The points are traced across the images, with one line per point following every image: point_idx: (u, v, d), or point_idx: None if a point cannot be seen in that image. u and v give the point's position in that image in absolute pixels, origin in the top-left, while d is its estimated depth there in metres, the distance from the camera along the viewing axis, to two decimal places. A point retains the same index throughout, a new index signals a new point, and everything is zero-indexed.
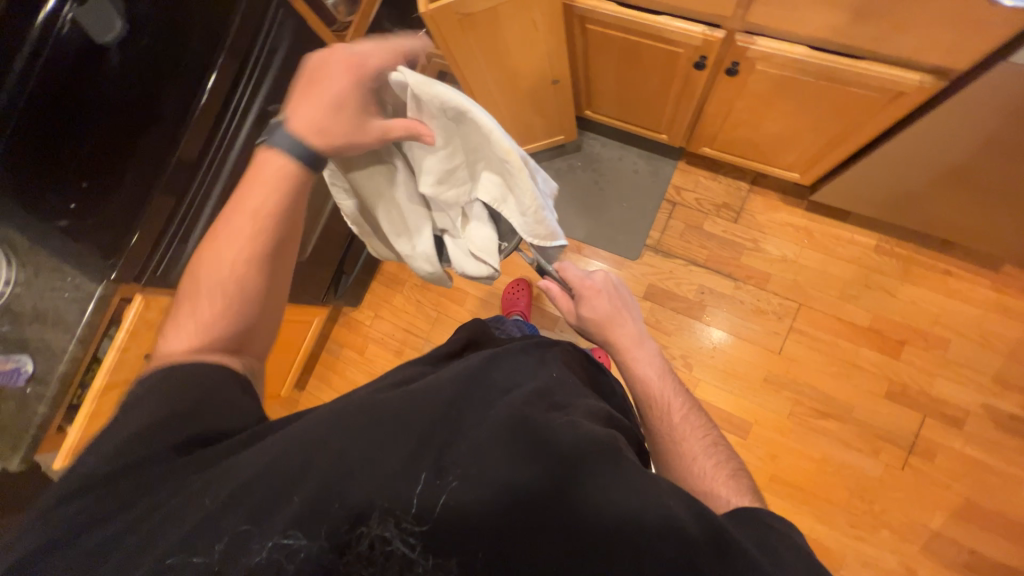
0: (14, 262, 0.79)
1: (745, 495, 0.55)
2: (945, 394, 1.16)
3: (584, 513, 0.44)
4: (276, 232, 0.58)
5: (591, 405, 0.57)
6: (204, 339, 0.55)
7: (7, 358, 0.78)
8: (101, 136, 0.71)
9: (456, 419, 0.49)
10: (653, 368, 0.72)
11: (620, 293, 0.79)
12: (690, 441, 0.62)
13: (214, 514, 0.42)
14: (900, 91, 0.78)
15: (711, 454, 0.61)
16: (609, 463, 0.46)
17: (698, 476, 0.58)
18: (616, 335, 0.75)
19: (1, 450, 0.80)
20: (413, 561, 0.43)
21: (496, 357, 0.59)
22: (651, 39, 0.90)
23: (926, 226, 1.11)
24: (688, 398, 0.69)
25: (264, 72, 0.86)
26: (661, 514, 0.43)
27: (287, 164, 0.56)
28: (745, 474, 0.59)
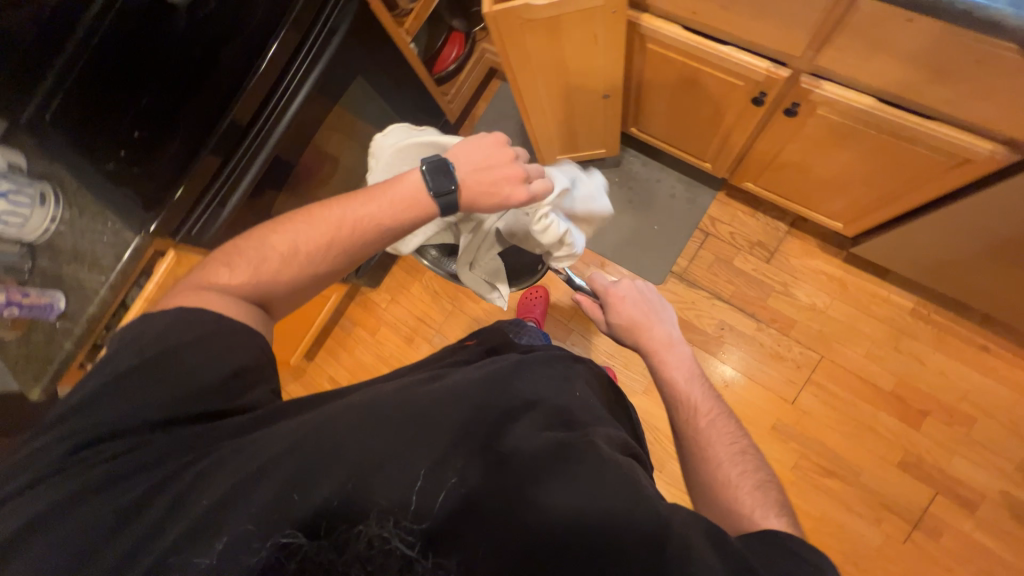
0: (62, 201, 0.85)
1: (772, 508, 0.54)
2: (961, 474, 1.11)
3: (602, 536, 0.42)
4: (357, 240, 0.64)
5: (611, 431, 0.55)
6: (250, 284, 0.59)
7: (42, 293, 0.81)
8: (161, 91, 0.72)
9: (475, 429, 0.48)
10: (685, 370, 0.70)
11: (647, 297, 0.79)
12: (717, 447, 0.60)
13: (220, 505, 0.42)
14: (966, 157, 0.74)
15: (737, 461, 0.59)
16: (626, 487, 0.45)
17: (725, 484, 0.57)
18: (646, 337, 0.75)
19: (25, 379, 0.84)
20: (413, 561, 0.41)
21: (521, 365, 0.58)
22: (711, 68, 0.88)
23: (969, 297, 1.06)
24: (719, 404, 0.66)
25: (322, 46, 0.87)
26: (680, 546, 0.41)
27: (418, 195, 0.66)
28: (774, 487, 0.57)
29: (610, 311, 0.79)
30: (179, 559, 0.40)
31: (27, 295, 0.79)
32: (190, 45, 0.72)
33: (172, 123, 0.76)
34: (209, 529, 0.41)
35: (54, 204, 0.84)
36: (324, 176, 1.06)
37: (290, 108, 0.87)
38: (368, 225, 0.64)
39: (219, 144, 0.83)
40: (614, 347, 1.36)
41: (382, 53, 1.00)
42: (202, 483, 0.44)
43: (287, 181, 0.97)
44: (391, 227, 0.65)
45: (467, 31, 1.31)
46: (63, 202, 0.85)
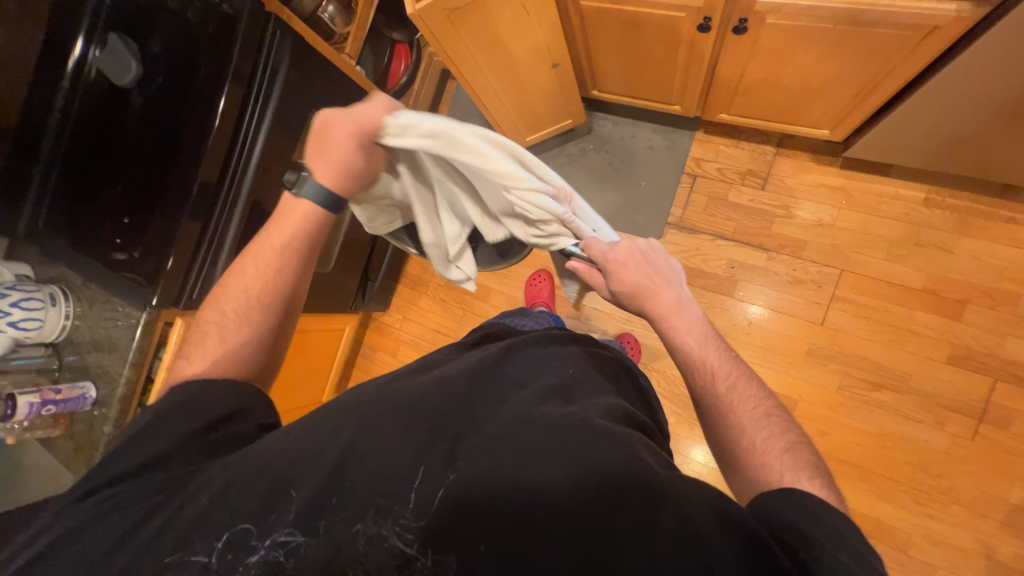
0: (72, 297, 0.91)
1: (804, 471, 0.51)
2: (1017, 356, 1.05)
3: (589, 503, 0.44)
4: (298, 260, 0.65)
5: (607, 401, 0.57)
6: (227, 359, 0.59)
7: (74, 386, 0.87)
8: (132, 174, 0.82)
9: (467, 414, 0.52)
10: (694, 337, 0.65)
11: (651, 257, 0.71)
12: (740, 412, 0.58)
13: (216, 500, 0.46)
14: (934, 25, 0.71)
15: (762, 426, 0.56)
16: (616, 456, 0.46)
17: (749, 449, 0.55)
18: (653, 303, 0.68)
19: (80, 467, 0.89)
20: (413, 559, 0.44)
21: (512, 350, 0.61)
22: (649, 8, 0.86)
23: (982, 171, 0.99)
24: (739, 365, 0.63)
25: (270, 86, 0.87)
26: (674, 515, 0.42)
27: (314, 207, 0.64)
28: (806, 448, 0.54)
29: (613, 278, 0.70)
30: (176, 558, 0.44)
31: (60, 391, 0.85)
32: (147, 125, 0.81)
33: (148, 201, 0.82)
34: (207, 527, 0.45)
35: (65, 302, 0.91)
36: None
37: (253, 154, 0.87)
38: (279, 247, 0.64)
39: (195, 209, 0.83)
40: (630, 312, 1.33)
41: (330, 82, 1.01)
42: (198, 488, 0.47)
43: None
44: (312, 238, 0.65)
45: (410, 40, 1.31)
46: (73, 297, 0.92)
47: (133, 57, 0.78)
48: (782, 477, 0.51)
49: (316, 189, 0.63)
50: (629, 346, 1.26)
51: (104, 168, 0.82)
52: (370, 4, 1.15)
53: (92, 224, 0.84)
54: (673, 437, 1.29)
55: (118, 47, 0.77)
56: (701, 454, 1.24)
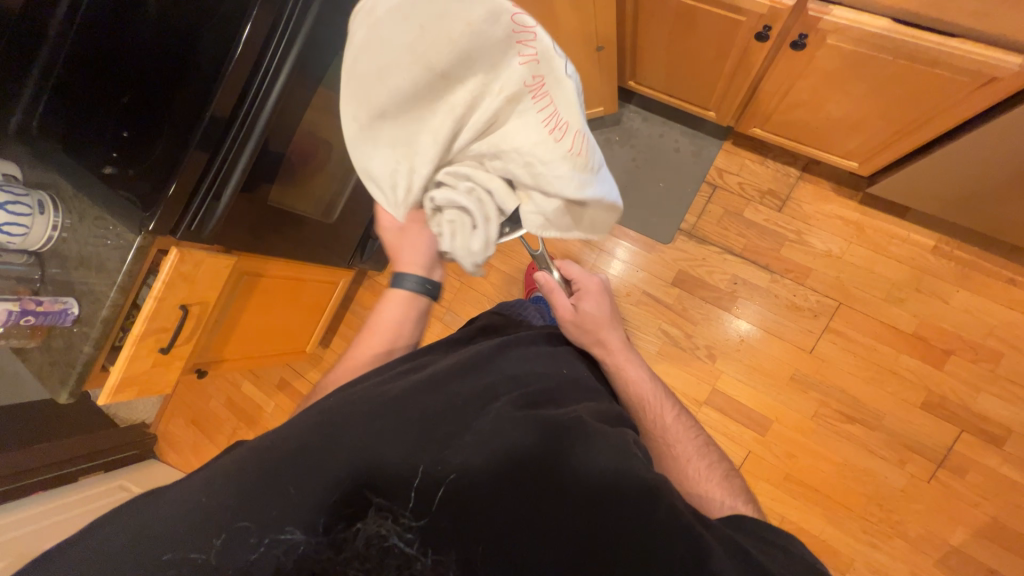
0: (62, 208, 0.87)
1: (737, 494, 0.60)
2: (986, 410, 1.10)
3: (589, 501, 0.46)
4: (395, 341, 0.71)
5: (599, 407, 0.58)
6: None
7: (56, 300, 0.83)
8: (139, 88, 0.77)
9: (461, 413, 0.52)
10: (640, 370, 0.73)
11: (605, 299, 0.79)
12: (683, 444, 0.66)
13: (211, 505, 0.44)
14: (993, 76, 0.69)
15: (703, 454, 0.65)
16: (610, 452, 0.48)
17: (694, 477, 0.62)
18: (605, 336, 0.74)
19: (53, 383, 0.86)
20: (413, 558, 0.44)
21: (505, 347, 0.61)
22: (711, 5, 0.82)
23: (995, 230, 1.01)
24: (675, 401, 0.72)
25: (298, 24, 0.80)
26: (667, 509, 0.45)
27: (406, 296, 0.72)
28: (735, 475, 0.64)
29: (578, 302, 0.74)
30: (174, 555, 0.43)
31: (41, 303, 0.81)
32: (161, 38, 0.75)
33: (154, 121, 0.78)
34: (202, 523, 0.44)
35: (54, 212, 0.86)
36: (317, 162, 1.04)
37: (272, 90, 0.81)
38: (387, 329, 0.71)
39: (204, 139, 0.79)
40: None
41: None
42: (190, 488, 0.46)
43: (280, 173, 0.95)
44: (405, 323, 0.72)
45: None
46: (63, 209, 0.87)
47: None
48: (723, 498, 0.59)
49: (415, 280, 0.72)
50: None
51: (110, 77, 0.77)
52: None
53: (89, 135, 0.79)
54: None
55: None
56: None
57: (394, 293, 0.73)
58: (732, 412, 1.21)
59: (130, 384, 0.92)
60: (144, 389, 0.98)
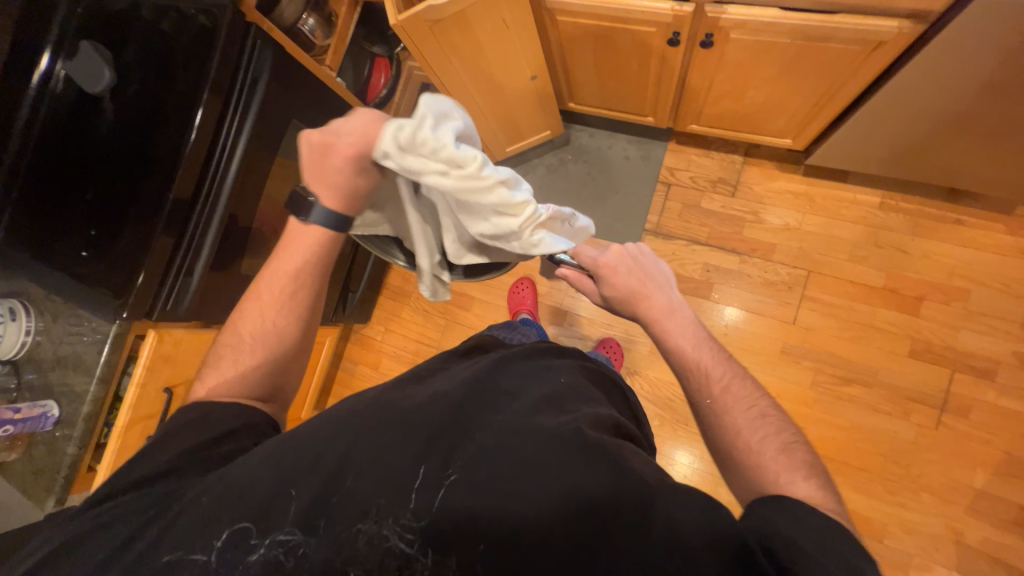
0: (34, 311, 0.87)
1: (799, 471, 0.50)
2: (971, 347, 1.12)
3: (581, 515, 0.44)
4: (308, 286, 0.66)
5: (600, 411, 0.56)
6: (242, 386, 0.62)
7: (34, 405, 0.82)
8: (104, 186, 0.79)
9: (463, 424, 0.51)
10: (688, 336, 0.63)
11: (641, 263, 0.68)
12: (735, 414, 0.56)
13: (211, 514, 0.46)
14: (880, 40, 0.77)
15: (757, 426, 0.54)
16: (616, 475, 0.46)
17: (745, 450, 0.53)
18: (643, 307, 0.66)
19: (38, 494, 0.83)
20: (413, 557, 0.44)
21: (505, 363, 0.60)
22: (623, 23, 0.90)
23: (929, 177, 1.07)
24: (732, 364, 0.61)
25: (250, 101, 0.87)
26: (663, 525, 0.43)
27: (323, 234, 0.64)
28: (801, 447, 0.53)
29: (602, 285, 0.67)
30: (175, 556, 0.45)
31: (18, 410, 0.79)
32: (122, 137, 0.79)
33: (120, 214, 0.79)
34: (206, 527, 0.45)
35: (26, 317, 0.86)
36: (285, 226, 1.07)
37: (230, 167, 0.86)
38: (296, 270, 0.65)
39: (169, 222, 0.81)
40: (612, 319, 1.35)
41: (311, 92, 1.01)
42: (192, 501, 0.47)
43: (250, 241, 0.97)
44: (318, 266, 0.66)
45: (390, 53, 1.32)
46: (34, 312, 0.87)
47: (106, 63, 0.75)
48: (781, 481, 0.49)
49: (329, 215, 0.62)
50: (611, 351, 1.28)
51: (71, 179, 0.79)
52: (349, 17, 1.16)
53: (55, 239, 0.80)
54: (658, 440, 1.29)
55: (90, 53, 0.75)
56: (684, 455, 1.24)
57: (303, 227, 0.64)
58: None
59: None
60: None
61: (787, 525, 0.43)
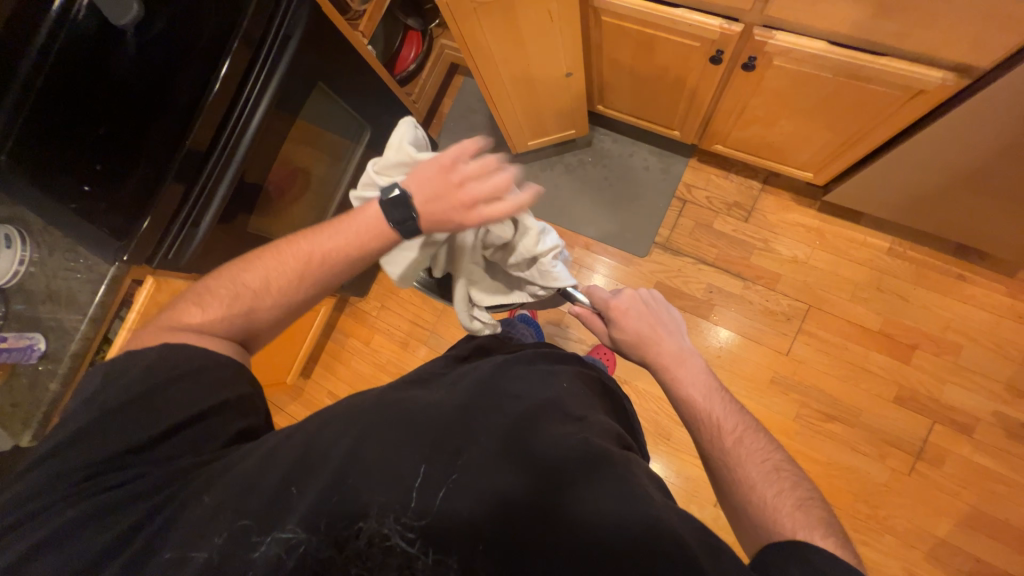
0: (29, 241, 0.84)
1: (815, 528, 0.48)
2: (953, 401, 1.15)
3: (588, 520, 0.44)
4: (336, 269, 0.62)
5: (602, 421, 0.57)
6: (226, 324, 0.60)
7: (20, 336, 0.80)
8: (115, 122, 0.75)
9: (467, 424, 0.51)
10: (698, 389, 0.65)
11: (653, 307, 0.75)
12: (749, 467, 0.56)
13: (212, 512, 0.46)
14: (921, 89, 0.77)
15: (772, 480, 0.54)
16: (619, 481, 0.47)
17: (760, 507, 0.52)
18: (654, 353, 0.70)
19: (12, 427, 0.81)
20: (413, 558, 0.44)
21: (507, 367, 0.61)
22: (667, 33, 0.89)
23: (940, 230, 1.09)
24: (744, 416, 0.62)
25: (278, 60, 0.85)
26: (671, 538, 0.42)
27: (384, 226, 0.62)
28: (818, 506, 0.51)
29: (614, 325, 0.75)
30: (175, 555, 0.44)
31: (5, 339, 0.78)
32: (142, 74, 0.75)
33: (131, 154, 0.77)
34: (205, 523, 0.45)
35: (22, 246, 0.83)
36: (296, 190, 1.05)
37: (249, 124, 0.84)
38: (335, 250, 0.62)
39: (182, 171, 0.81)
40: None
41: (342, 57, 0.98)
42: (194, 499, 0.47)
43: (259, 201, 0.95)
44: (363, 254, 0.63)
45: (424, 29, 1.30)
46: (31, 242, 0.85)
47: None
48: (796, 533, 0.48)
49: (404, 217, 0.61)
50: (604, 358, 1.28)
51: (76, 110, 0.73)
52: None
53: (50, 169, 0.74)
54: None
55: None
56: (659, 468, 1.25)
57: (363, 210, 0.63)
58: None
59: None
60: None
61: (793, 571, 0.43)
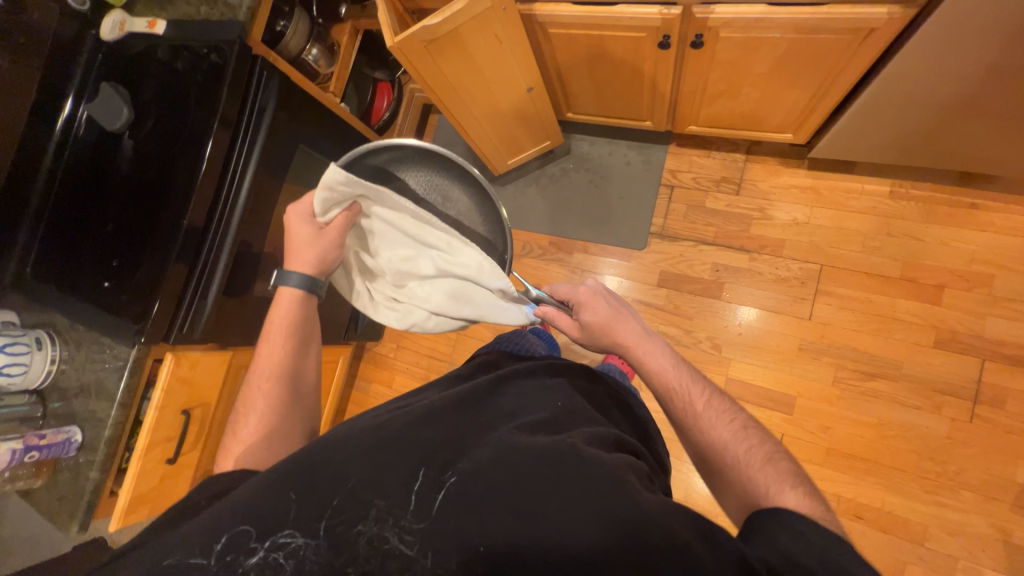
0: (59, 341, 0.90)
1: (787, 480, 0.52)
2: (1000, 334, 1.08)
3: (574, 529, 0.44)
4: (297, 332, 0.74)
5: (598, 429, 0.56)
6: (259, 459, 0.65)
7: (58, 431, 0.84)
8: (122, 219, 0.83)
9: (461, 440, 0.52)
10: (664, 359, 0.69)
11: (613, 296, 0.77)
12: (719, 427, 0.59)
13: (221, 515, 0.47)
14: (872, 27, 0.77)
15: (743, 438, 0.58)
16: (609, 494, 0.45)
17: (732, 463, 0.55)
18: (620, 335, 0.72)
19: (63, 518, 0.85)
20: (413, 561, 0.45)
21: (503, 383, 0.61)
22: (613, 30, 0.92)
23: (940, 163, 1.05)
24: (707, 383, 0.66)
25: (256, 131, 0.90)
26: (664, 532, 0.42)
27: (298, 293, 0.73)
28: (786, 456, 0.55)
29: (580, 317, 0.75)
30: (175, 560, 0.45)
31: (44, 436, 0.81)
32: (141, 171, 0.83)
33: (136, 244, 0.82)
34: (207, 531, 0.46)
35: (52, 346, 0.89)
36: None
37: (240, 188, 0.88)
38: (282, 325, 0.73)
39: (182, 251, 0.82)
40: None
41: (317, 117, 1.05)
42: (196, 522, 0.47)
43: (262, 267, 1.00)
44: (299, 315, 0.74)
45: (391, 78, 1.37)
46: (60, 341, 0.90)
47: (125, 102, 0.81)
48: (770, 486, 0.51)
49: (298, 279, 0.72)
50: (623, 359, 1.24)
51: (96, 217, 0.83)
52: (351, 45, 1.21)
53: (82, 271, 0.84)
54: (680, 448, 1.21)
55: (111, 95, 0.81)
56: None
57: (284, 292, 0.74)
58: (752, 397, 1.18)
59: (140, 504, 0.90)
60: (156, 506, 0.95)
61: (782, 538, 0.44)
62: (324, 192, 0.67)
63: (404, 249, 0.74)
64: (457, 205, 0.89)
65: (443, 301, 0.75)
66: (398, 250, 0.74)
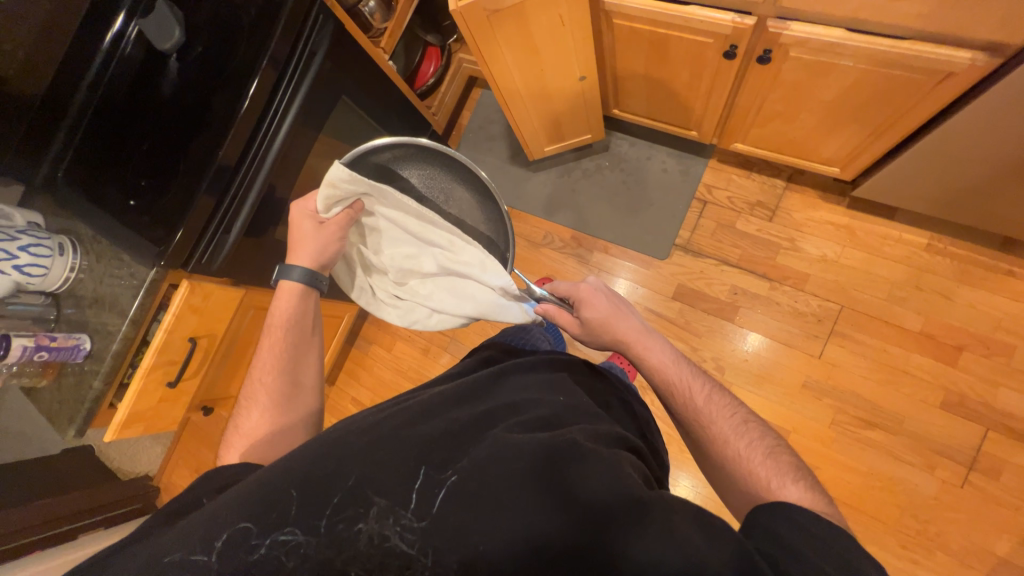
0: (80, 250, 0.91)
1: (787, 474, 0.53)
2: (1009, 406, 1.06)
3: (576, 520, 0.45)
4: (297, 323, 0.75)
5: (599, 427, 0.56)
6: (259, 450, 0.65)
7: (69, 336, 0.85)
8: (156, 141, 0.82)
9: (458, 436, 0.52)
10: (664, 354, 0.69)
11: (615, 291, 0.76)
12: (720, 423, 0.60)
13: (221, 511, 0.47)
14: (950, 71, 0.74)
15: (742, 432, 0.58)
16: (610, 481, 0.46)
17: (734, 458, 0.56)
18: (622, 331, 0.72)
19: (61, 421, 0.87)
20: (413, 558, 0.46)
21: (502, 378, 0.62)
22: (680, 31, 0.89)
23: (984, 223, 1.02)
24: (707, 377, 0.66)
25: (303, 74, 0.89)
26: (663, 525, 0.43)
27: (298, 286, 0.75)
28: (785, 449, 0.57)
29: (582, 312, 0.74)
30: (178, 556, 0.46)
31: (55, 338, 0.83)
32: (180, 95, 0.81)
33: (167, 168, 0.82)
34: (208, 528, 0.46)
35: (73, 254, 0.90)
36: None
37: (280, 130, 0.89)
38: (285, 316, 0.74)
39: (212, 184, 0.84)
40: None
41: (364, 71, 1.03)
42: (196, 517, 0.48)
43: (286, 212, 1.00)
44: (301, 306, 0.75)
45: (442, 44, 1.34)
46: (81, 250, 0.91)
47: (177, 24, 0.78)
48: (771, 480, 0.53)
49: (303, 272, 0.74)
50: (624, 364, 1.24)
51: (127, 133, 0.82)
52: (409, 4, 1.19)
53: (106, 184, 0.83)
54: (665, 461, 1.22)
55: (165, 14, 0.77)
56: (688, 479, 1.17)
57: (286, 285, 0.75)
58: None
59: (136, 420, 0.93)
60: (151, 425, 0.98)
61: (788, 534, 0.45)
62: (329, 189, 0.71)
63: (404, 247, 0.79)
64: (460, 202, 0.88)
65: (443, 298, 0.79)
66: (399, 249, 0.79)
